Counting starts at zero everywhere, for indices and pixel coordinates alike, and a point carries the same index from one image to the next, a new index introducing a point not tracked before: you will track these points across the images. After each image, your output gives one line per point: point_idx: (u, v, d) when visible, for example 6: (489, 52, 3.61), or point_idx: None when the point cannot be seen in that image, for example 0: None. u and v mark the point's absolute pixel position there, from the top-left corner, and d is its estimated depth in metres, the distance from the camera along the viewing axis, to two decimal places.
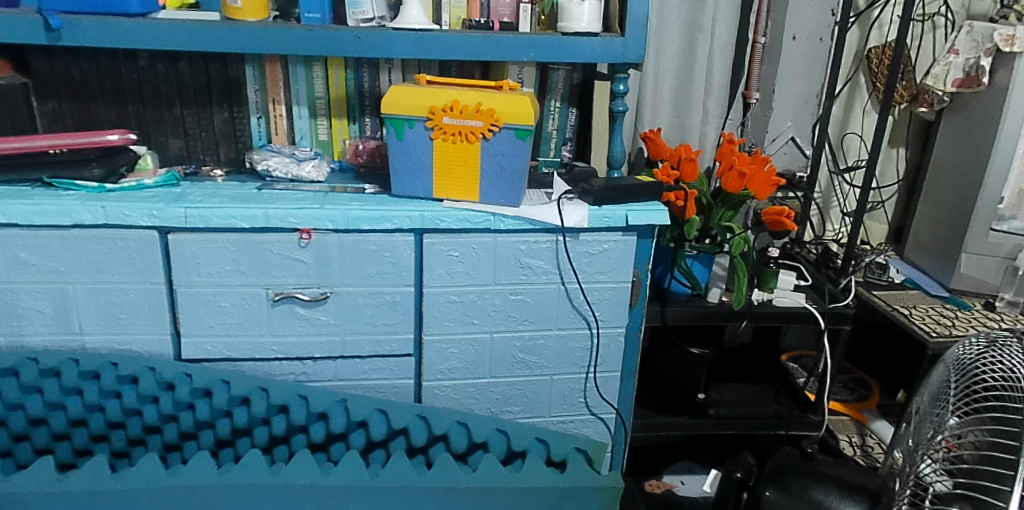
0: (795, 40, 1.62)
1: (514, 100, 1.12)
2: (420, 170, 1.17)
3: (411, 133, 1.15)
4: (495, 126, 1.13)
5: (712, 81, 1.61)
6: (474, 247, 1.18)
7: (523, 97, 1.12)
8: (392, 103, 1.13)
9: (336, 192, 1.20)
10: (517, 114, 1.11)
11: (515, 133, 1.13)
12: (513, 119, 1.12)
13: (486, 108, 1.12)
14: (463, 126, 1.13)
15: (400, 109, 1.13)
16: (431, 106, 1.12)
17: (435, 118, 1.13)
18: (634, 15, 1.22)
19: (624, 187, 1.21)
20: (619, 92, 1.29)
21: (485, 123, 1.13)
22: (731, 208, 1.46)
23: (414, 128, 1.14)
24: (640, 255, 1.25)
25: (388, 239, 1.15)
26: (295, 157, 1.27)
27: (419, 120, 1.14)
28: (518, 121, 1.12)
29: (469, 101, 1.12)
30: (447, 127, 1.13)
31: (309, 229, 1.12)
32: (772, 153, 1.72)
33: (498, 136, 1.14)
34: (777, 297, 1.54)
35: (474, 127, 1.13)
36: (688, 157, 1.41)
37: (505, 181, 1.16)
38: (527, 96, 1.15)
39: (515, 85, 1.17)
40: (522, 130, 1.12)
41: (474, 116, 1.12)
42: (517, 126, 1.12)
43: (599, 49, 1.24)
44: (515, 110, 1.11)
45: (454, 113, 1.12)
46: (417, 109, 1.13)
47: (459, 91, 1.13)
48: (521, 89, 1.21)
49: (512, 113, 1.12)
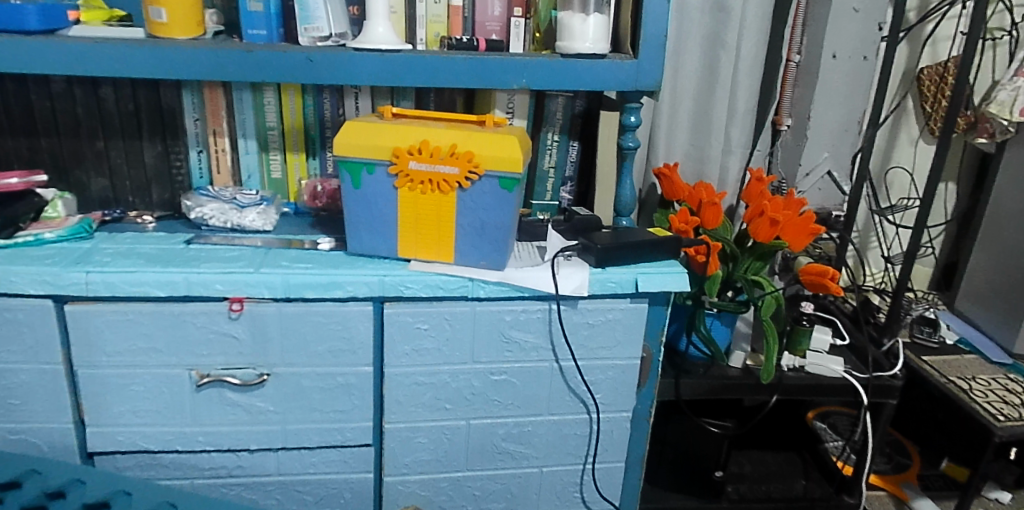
0: (836, 59, 1.39)
1: (498, 141, 0.88)
2: (381, 225, 0.94)
3: (370, 181, 0.91)
4: (474, 173, 0.89)
5: (736, 106, 1.39)
6: (449, 318, 0.96)
7: (510, 136, 0.89)
8: (345, 142, 0.89)
9: (281, 249, 0.99)
10: (502, 159, 0.88)
11: (499, 182, 0.90)
12: (496, 165, 0.88)
13: (462, 150, 0.88)
14: (434, 172, 0.89)
15: (355, 151, 0.89)
16: (395, 146, 0.89)
17: (399, 162, 0.89)
18: (649, 30, 1.00)
19: (633, 244, 0.99)
20: (631, 125, 1.07)
21: (461, 170, 0.89)
22: (760, 258, 1.25)
23: (373, 174, 0.91)
24: (652, 323, 1.04)
25: (341, 310, 0.94)
26: (236, 203, 1.06)
27: (379, 164, 0.90)
28: (503, 168, 0.88)
29: (442, 142, 0.88)
30: (414, 174, 0.90)
31: (239, 298, 0.92)
32: (805, 189, 1.48)
33: (478, 185, 0.90)
34: (810, 362, 1.32)
35: (448, 174, 0.89)
36: (711, 201, 1.18)
37: (487, 238, 0.93)
38: (515, 133, 0.91)
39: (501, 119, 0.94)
40: (508, 178, 0.89)
41: (447, 160, 0.88)
42: (502, 173, 0.89)
43: (605, 74, 1.02)
44: (499, 153, 0.88)
45: (423, 157, 0.88)
46: (377, 151, 0.89)
47: (430, 128, 0.89)
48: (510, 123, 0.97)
49: (494, 158, 0.88)
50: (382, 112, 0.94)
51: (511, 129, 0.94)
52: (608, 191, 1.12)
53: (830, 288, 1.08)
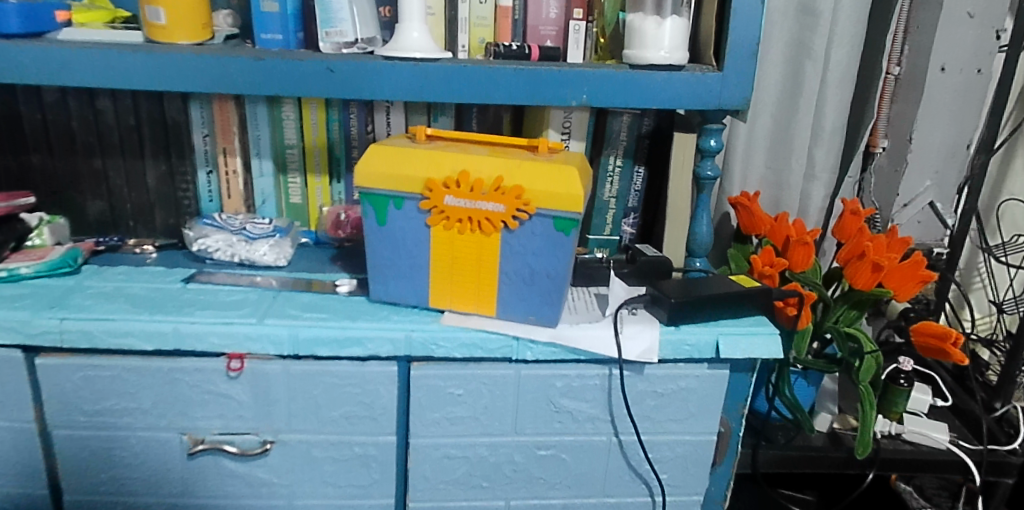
0: (945, 71, 1.18)
1: (553, 172, 0.71)
2: (411, 269, 0.78)
3: (398, 216, 0.75)
4: (523, 211, 0.72)
5: (822, 124, 1.20)
6: (488, 383, 0.80)
7: (568, 167, 0.71)
8: (368, 171, 0.73)
9: (293, 292, 0.84)
10: (558, 196, 0.70)
11: (554, 223, 0.72)
12: (551, 203, 0.71)
13: (509, 183, 0.71)
14: (474, 209, 0.73)
15: (380, 182, 0.73)
16: (427, 177, 0.72)
17: (432, 197, 0.73)
18: (738, 35, 0.82)
19: (714, 299, 0.81)
20: (711, 150, 0.90)
21: (507, 207, 0.72)
22: (856, 307, 1.06)
23: (401, 210, 0.75)
24: (733, 394, 0.86)
25: (359, 371, 0.78)
26: (244, 234, 0.92)
27: (408, 197, 0.74)
28: (559, 206, 0.71)
29: (485, 173, 0.72)
30: (450, 211, 0.73)
31: (238, 354, 0.77)
32: (903, 221, 1.28)
33: (527, 225, 0.73)
34: (909, 430, 1.12)
35: (492, 211, 0.72)
36: (801, 239, 1.00)
37: (536, 289, 0.76)
38: (575, 161, 0.74)
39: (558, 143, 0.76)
40: (564, 218, 0.72)
41: (490, 197, 0.72)
42: (558, 212, 0.71)
43: (683, 89, 0.84)
44: (555, 187, 0.70)
45: (460, 192, 0.72)
46: (406, 182, 0.73)
47: (471, 155, 0.73)
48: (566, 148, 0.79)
49: (547, 193, 0.71)
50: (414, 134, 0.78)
51: (569, 155, 0.76)
52: (679, 226, 0.94)
53: (953, 355, 0.88)
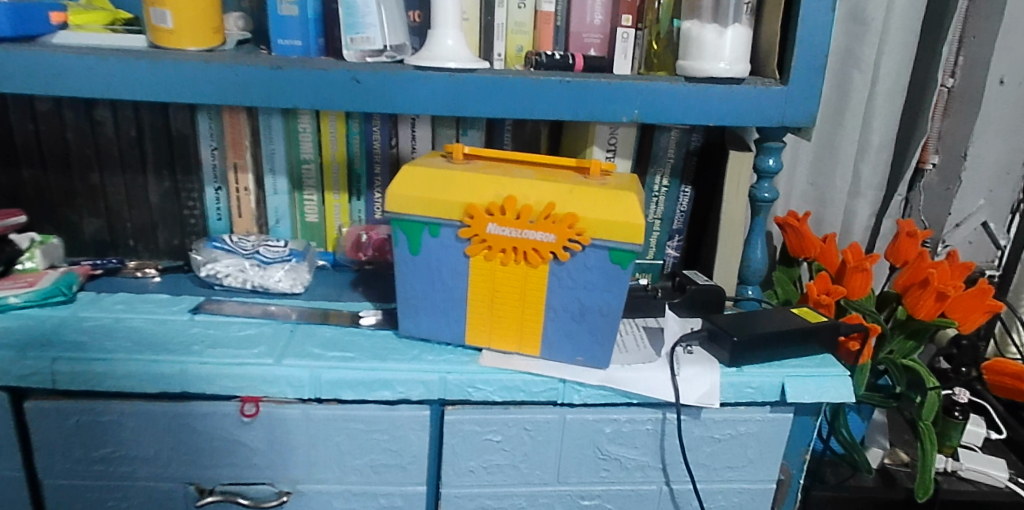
0: (1005, 84, 1.10)
1: (610, 198, 0.63)
2: (446, 303, 0.70)
3: (432, 245, 0.67)
4: (576, 241, 0.64)
5: (870, 138, 1.13)
6: (530, 429, 0.72)
7: (627, 192, 0.64)
8: (401, 195, 0.65)
9: (312, 325, 0.76)
10: (616, 225, 0.63)
11: (611, 255, 0.64)
12: (608, 233, 0.63)
13: (561, 211, 0.63)
14: (520, 239, 0.65)
15: (414, 207, 0.66)
16: (468, 202, 0.65)
17: (473, 224, 0.65)
18: (805, 45, 0.75)
19: (780, 336, 0.73)
20: (770, 169, 0.82)
21: (558, 237, 0.64)
22: (913, 337, 0.98)
23: (437, 237, 0.67)
24: (797, 437, 0.78)
25: (387, 416, 0.70)
26: (257, 258, 0.83)
27: (446, 224, 0.66)
28: (617, 237, 0.63)
29: (533, 198, 0.64)
30: (493, 240, 0.65)
31: (253, 398, 0.69)
32: (955, 242, 1.20)
33: (579, 257, 0.65)
34: (966, 467, 1.05)
35: (540, 241, 0.64)
36: (858, 265, 0.92)
37: (586, 327, 0.68)
38: (633, 186, 0.66)
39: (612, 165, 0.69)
40: (622, 250, 0.64)
41: (539, 225, 0.64)
42: (615, 244, 0.63)
43: (744, 104, 0.76)
44: (613, 216, 0.63)
45: (505, 219, 0.64)
46: (444, 207, 0.65)
47: (517, 178, 0.65)
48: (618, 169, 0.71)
49: (604, 223, 0.63)
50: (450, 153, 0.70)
51: (624, 178, 0.68)
52: (732, 251, 0.86)
53: None
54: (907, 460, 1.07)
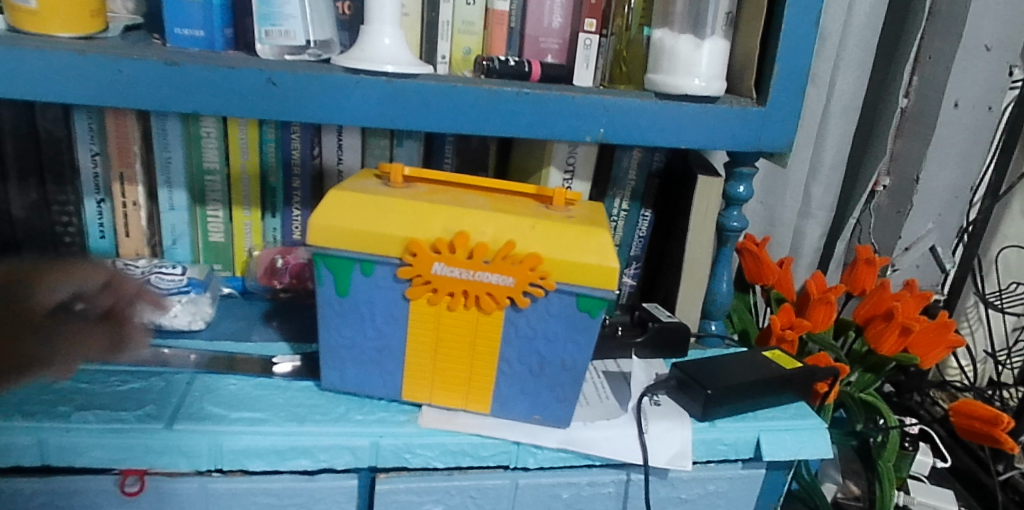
0: (959, 107, 1.07)
1: (579, 236, 0.54)
2: (380, 353, 0.59)
3: (364, 285, 0.56)
4: (539, 285, 0.54)
5: (823, 158, 1.08)
6: (475, 496, 0.62)
7: (598, 229, 0.55)
8: (327, 225, 0.54)
9: (212, 373, 0.63)
10: (586, 269, 0.53)
11: (578, 301, 0.55)
12: (576, 277, 0.54)
13: (521, 250, 0.54)
14: (472, 281, 0.55)
15: (342, 240, 0.54)
16: (409, 236, 0.54)
17: (415, 263, 0.54)
18: (786, 64, 0.68)
19: (755, 385, 0.65)
20: (739, 197, 0.76)
21: (517, 280, 0.54)
22: (873, 370, 0.94)
23: (369, 276, 0.56)
24: (766, 492, 0.70)
25: (305, 488, 0.59)
26: (145, 288, 0.70)
27: (382, 261, 0.55)
28: (586, 281, 0.54)
29: (488, 234, 0.54)
30: (439, 281, 0.55)
31: (134, 471, 0.55)
32: (903, 267, 1.17)
33: (541, 303, 0.56)
34: (918, 501, 0.99)
35: (496, 285, 0.54)
36: (822, 297, 0.86)
37: (545, 382, 0.59)
38: (602, 220, 0.57)
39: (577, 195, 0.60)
40: (591, 297, 0.55)
41: (495, 266, 0.54)
42: (584, 289, 0.54)
43: (718, 125, 0.69)
44: (583, 258, 0.53)
45: (454, 258, 0.54)
46: (380, 241, 0.54)
47: (470, 209, 0.55)
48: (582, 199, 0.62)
49: (572, 265, 0.54)
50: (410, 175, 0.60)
51: (590, 209, 0.60)
52: (696, 284, 0.78)
53: (1005, 443, 0.75)
54: (859, 493, 1.01)
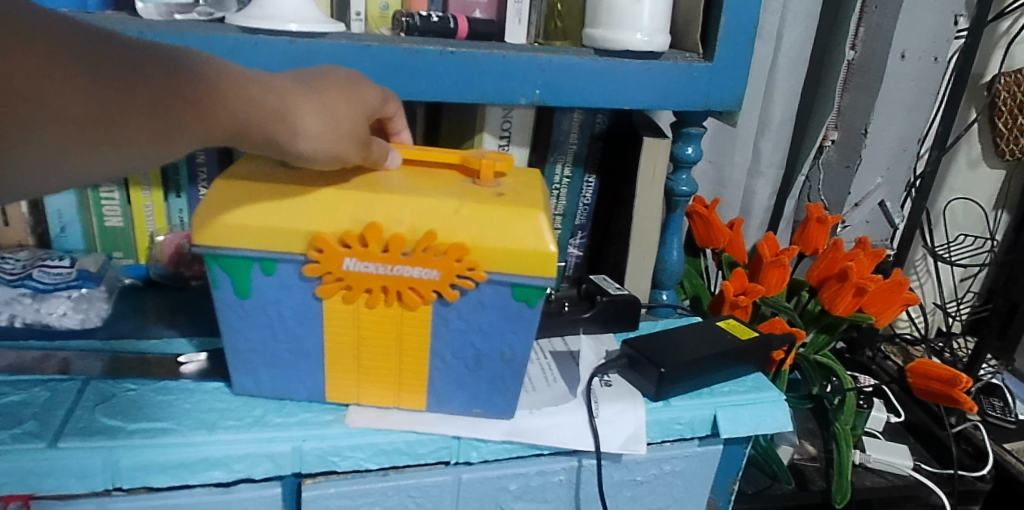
0: (905, 59, 1.04)
1: (510, 218, 0.48)
2: (295, 354, 0.53)
3: (267, 286, 0.50)
4: (467, 276, 0.49)
5: (772, 114, 1.04)
6: (414, 496, 0.57)
7: (531, 210, 0.48)
8: (216, 221, 0.47)
9: (110, 378, 0.56)
10: (521, 256, 0.48)
11: (513, 290, 0.50)
12: (508, 265, 0.49)
13: (444, 239, 0.48)
14: (391, 277, 0.49)
15: (238, 237, 0.48)
16: (314, 231, 0.47)
17: (324, 259, 0.48)
18: (732, 15, 0.63)
19: (711, 359, 0.62)
20: (688, 160, 0.72)
21: (443, 273, 0.48)
22: (828, 330, 0.91)
23: (272, 275, 0.49)
24: (725, 467, 0.67)
25: (221, 501, 0.53)
26: (28, 285, 0.62)
27: (285, 259, 0.49)
28: (521, 268, 0.49)
29: (404, 223, 0.48)
30: (352, 278, 0.49)
31: (17, 495, 0.49)
32: (853, 223, 1.14)
33: (471, 295, 0.50)
34: (874, 459, 0.97)
35: (419, 279, 0.49)
36: (775, 260, 0.82)
37: (484, 375, 0.54)
38: (535, 196, 0.51)
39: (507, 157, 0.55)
40: (527, 286, 0.50)
41: (415, 259, 0.48)
42: (519, 279, 0.49)
43: (665, 83, 0.63)
44: (516, 244, 0.48)
45: (367, 253, 0.48)
46: (281, 236, 0.48)
47: (382, 193, 0.48)
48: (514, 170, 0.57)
49: (503, 251, 0.48)
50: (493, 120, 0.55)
51: (523, 183, 0.54)
52: (646, 254, 0.74)
53: (963, 403, 0.74)
54: (815, 453, 0.98)
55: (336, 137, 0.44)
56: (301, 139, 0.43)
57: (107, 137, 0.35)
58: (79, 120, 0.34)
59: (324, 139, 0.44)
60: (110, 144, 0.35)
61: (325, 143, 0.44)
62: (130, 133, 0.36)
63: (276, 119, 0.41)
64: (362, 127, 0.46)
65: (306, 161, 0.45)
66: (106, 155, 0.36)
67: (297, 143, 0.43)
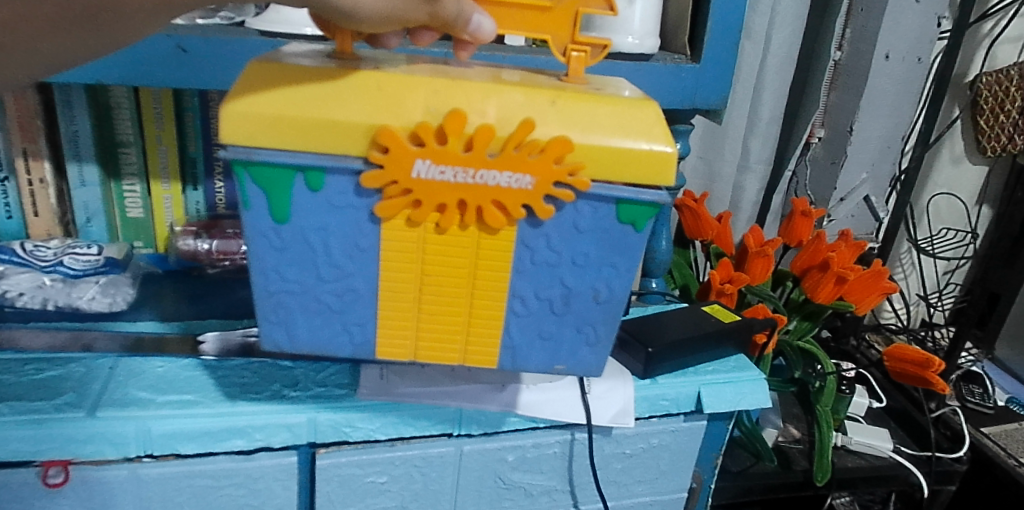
0: (890, 60, 1.08)
1: (615, 114, 0.42)
2: (342, 300, 0.46)
3: (312, 204, 0.42)
4: (567, 184, 0.42)
5: (759, 113, 1.09)
6: (418, 466, 0.62)
7: (636, 104, 0.43)
8: (255, 115, 0.40)
9: (139, 355, 0.60)
10: (630, 159, 0.42)
11: (618, 210, 0.43)
12: (616, 173, 0.42)
13: (540, 136, 0.41)
14: (472, 185, 0.41)
15: (281, 136, 0.40)
16: (379, 124, 0.40)
17: (389, 162, 0.40)
18: (718, 18, 0.67)
19: (696, 339, 0.66)
20: (676, 154, 0.76)
21: (538, 178, 0.41)
22: (810, 318, 0.95)
23: (320, 192, 0.42)
24: (708, 443, 0.72)
25: (243, 468, 0.57)
26: (59, 270, 0.67)
27: (337, 168, 0.41)
28: (630, 178, 0.42)
29: (491, 116, 0.41)
30: (422, 187, 0.41)
31: (57, 460, 0.53)
32: (837, 217, 1.17)
33: (566, 212, 0.43)
34: (855, 441, 1.02)
35: (505, 187, 0.41)
36: (760, 251, 0.87)
37: (571, 321, 0.48)
38: (637, 97, 0.45)
39: (606, 41, 0.47)
40: (635, 204, 0.43)
41: (504, 161, 0.41)
42: (627, 193, 0.43)
43: (657, 82, 0.68)
44: (624, 143, 0.42)
45: (446, 152, 0.40)
46: (337, 136, 0.40)
47: (461, 83, 0.42)
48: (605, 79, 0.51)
49: (606, 155, 0.42)
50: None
51: (615, 84, 0.48)
52: None
53: (935, 384, 0.79)
54: (799, 436, 1.02)
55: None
56: None
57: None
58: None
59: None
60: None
61: None
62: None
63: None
64: None
65: (350, 16, 0.39)
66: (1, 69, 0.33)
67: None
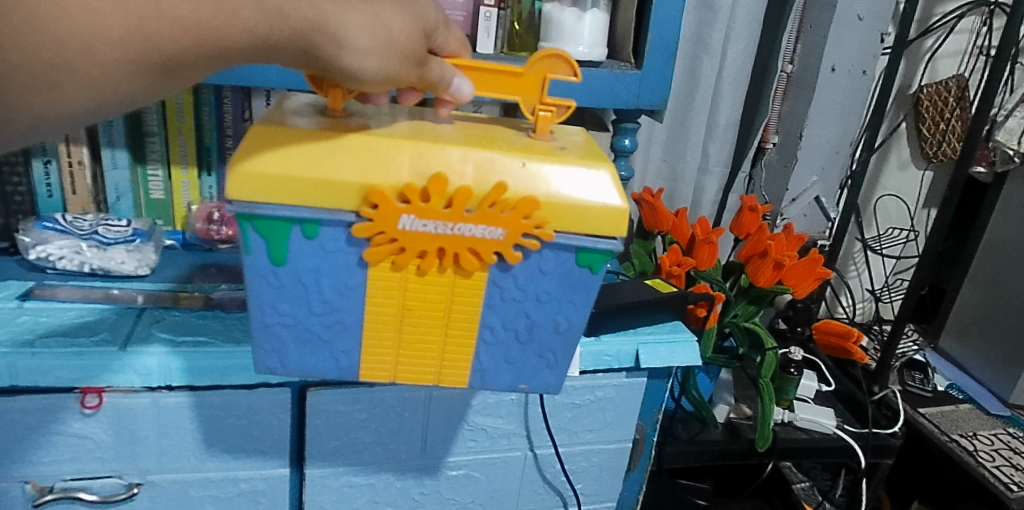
0: (836, 72, 1.20)
1: (579, 173, 0.49)
2: (331, 330, 0.53)
3: (305, 249, 0.49)
4: (534, 235, 0.50)
5: (716, 120, 1.19)
6: (394, 405, 0.73)
7: (596, 162, 0.50)
8: (254, 175, 0.46)
9: (159, 308, 0.72)
10: (589, 214, 0.50)
11: (577, 256, 0.52)
12: (576, 225, 0.50)
13: (512, 195, 0.48)
14: (451, 237, 0.49)
15: (277, 191, 0.47)
16: (368, 185, 0.47)
17: (377, 217, 0.47)
18: (658, 33, 0.79)
19: (636, 304, 0.78)
20: (625, 148, 0.88)
21: (508, 232, 0.49)
22: (755, 303, 1.04)
23: (313, 239, 0.49)
24: (649, 400, 0.83)
25: (247, 400, 0.69)
26: (94, 238, 0.78)
27: (330, 221, 0.48)
28: (590, 230, 0.50)
29: (468, 176, 0.48)
30: (406, 238, 0.48)
31: (95, 387, 0.65)
32: (791, 216, 1.30)
33: (533, 258, 0.51)
34: (801, 417, 1.12)
35: (480, 239, 0.49)
36: (707, 238, 0.98)
37: (534, 348, 0.56)
38: (597, 153, 0.52)
39: (569, 103, 0.54)
40: (593, 251, 0.51)
41: (479, 217, 0.48)
42: (586, 242, 0.51)
43: (605, 86, 0.80)
44: (584, 200, 0.49)
45: (428, 209, 0.47)
46: (332, 192, 0.47)
47: (441, 144, 0.48)
48: (570, 129, 0.58)
49: (567, 212, 0.50)
50: (564, 65, 0.53)
51: (575, 138, 0.55)
52: None
53: (854, 353, 0.90)
54: (751, 414, 1.12)
55: (388, 54, 0.44)
56: (345, 52, 0.43)
57: (72, 73, 0.37)
58: (28, 61, 0.35)
59: (373, 57, 0.44)
60: (80, 83, 0.37)
61: (371, 60, 0.44)
62: (96, 72, 0.37)
63: (314, 31, 0.41)
64: (416, 47, 0.46)
65: (355, 78, 0.45)
66: (86, 96, 0.38)
67: (340, 55, 0.43)
